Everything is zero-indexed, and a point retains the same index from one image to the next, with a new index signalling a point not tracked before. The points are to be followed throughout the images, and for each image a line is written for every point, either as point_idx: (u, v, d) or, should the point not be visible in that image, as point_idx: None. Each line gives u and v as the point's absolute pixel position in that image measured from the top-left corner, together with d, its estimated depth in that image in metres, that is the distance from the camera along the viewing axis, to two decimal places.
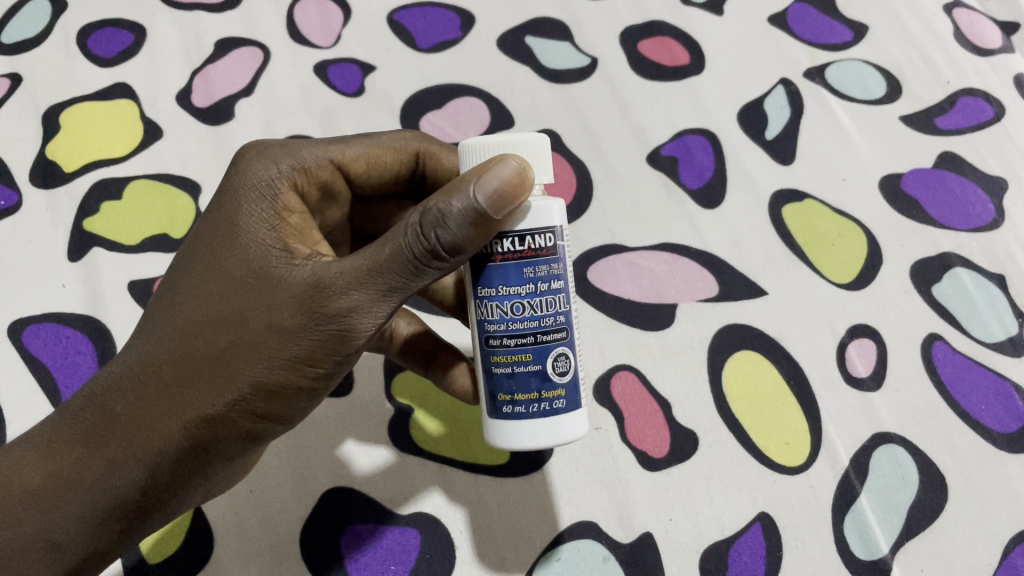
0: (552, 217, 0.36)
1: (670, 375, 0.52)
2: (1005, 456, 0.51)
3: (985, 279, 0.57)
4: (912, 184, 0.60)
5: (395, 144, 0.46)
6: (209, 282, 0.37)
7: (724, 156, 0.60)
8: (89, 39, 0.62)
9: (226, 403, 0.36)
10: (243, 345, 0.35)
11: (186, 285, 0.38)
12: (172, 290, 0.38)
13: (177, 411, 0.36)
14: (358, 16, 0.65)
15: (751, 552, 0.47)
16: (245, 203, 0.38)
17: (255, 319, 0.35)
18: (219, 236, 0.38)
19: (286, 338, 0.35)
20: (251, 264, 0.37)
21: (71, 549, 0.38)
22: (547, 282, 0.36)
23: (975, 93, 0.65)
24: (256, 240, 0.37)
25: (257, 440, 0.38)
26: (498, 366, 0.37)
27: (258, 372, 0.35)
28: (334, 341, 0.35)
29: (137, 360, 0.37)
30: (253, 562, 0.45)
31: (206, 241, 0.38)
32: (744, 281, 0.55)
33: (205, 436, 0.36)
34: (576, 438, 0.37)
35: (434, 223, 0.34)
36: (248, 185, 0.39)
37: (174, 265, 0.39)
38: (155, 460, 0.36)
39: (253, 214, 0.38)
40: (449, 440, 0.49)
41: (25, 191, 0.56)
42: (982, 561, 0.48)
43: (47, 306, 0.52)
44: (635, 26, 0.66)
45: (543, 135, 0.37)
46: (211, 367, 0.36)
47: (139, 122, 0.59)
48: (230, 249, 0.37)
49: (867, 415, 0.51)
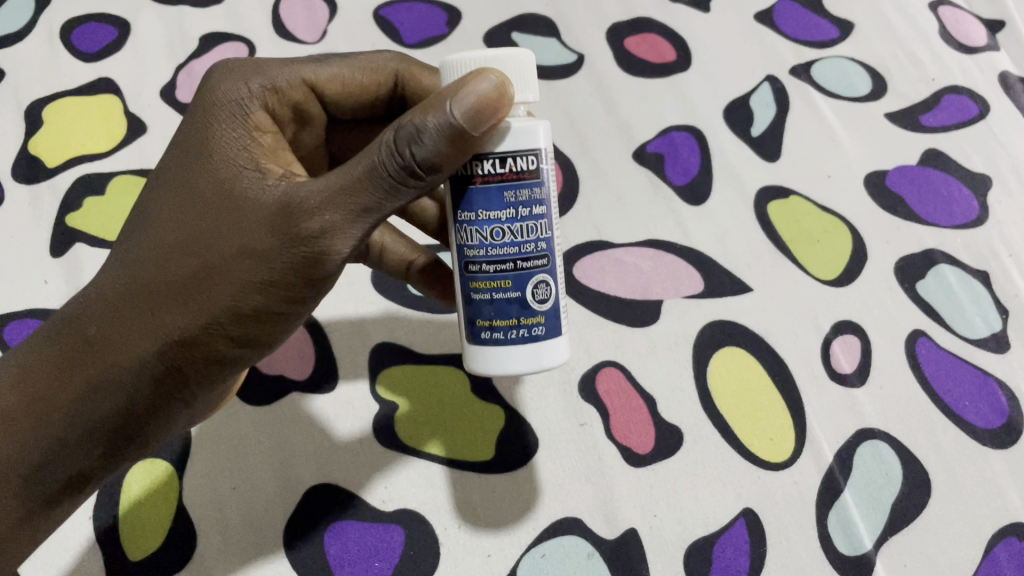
0: (536, 138, 0.36)
1: (654, 371, 0.52)
2: (988, 452, 0.51)
3: (968, 275, 0.57)
4: (897, 181, 0.60)
5: (372, 66, 0.45)
6: (182, 204, 0.36)
7: (710, 153, 0.60)
8: (71, 33, 0.62)
9: (200, 327, 0.36)
10: (217, 268, 0.35)
11: (159, 207, 0.37)
12: (145, 209, 0.38)
13: (152, 333, 0.36)
14: (343, 12, 0.65)
15: (734, 548, 0.47)
16: (216, 122, 0.38)
17: (228, 240, 0.35)
18: (191, 156, 0.37)
19: (259, 260, 0.35)
20: (225, 183, 0.36)
21: (53, 473, 0.38)
22: (528, 208, 0.36)
23: (959, 90, 0.65)
24: (227, 160, 0.36)
25: (233, 365, 0.38)
26: (477, 292, 0.37)
27: (231, 295, 0.35)
28: (306, 263, 0.34)
29: (114, 281, 0.37)
30: (236, 561, 0.44)
31: (178, 161, 0.38)
32: (728, 278, 0.55)
33: (181, 358, 0.36)
34: (557, 365, 0.38)
35: (409, 140, 0.33)
36: (219, 102, 0.38)
37: (147, 187, 0.39)
38: (132, 383, 0.37)
39: (225, 134, 0.37)
40: (432, 434, 0.49)
41: (7, 186, 0.55)
42: (964, 556, 0.48)
43: (28, 302, 0.51)
44: (621, 22, 0.66)
45: (529, 52, 0.37)
46: (184, 287, 0.35)
47: (123, 116, 0.58)
48: (202, 169, 0.37)
49: (851, 411, 0.51)
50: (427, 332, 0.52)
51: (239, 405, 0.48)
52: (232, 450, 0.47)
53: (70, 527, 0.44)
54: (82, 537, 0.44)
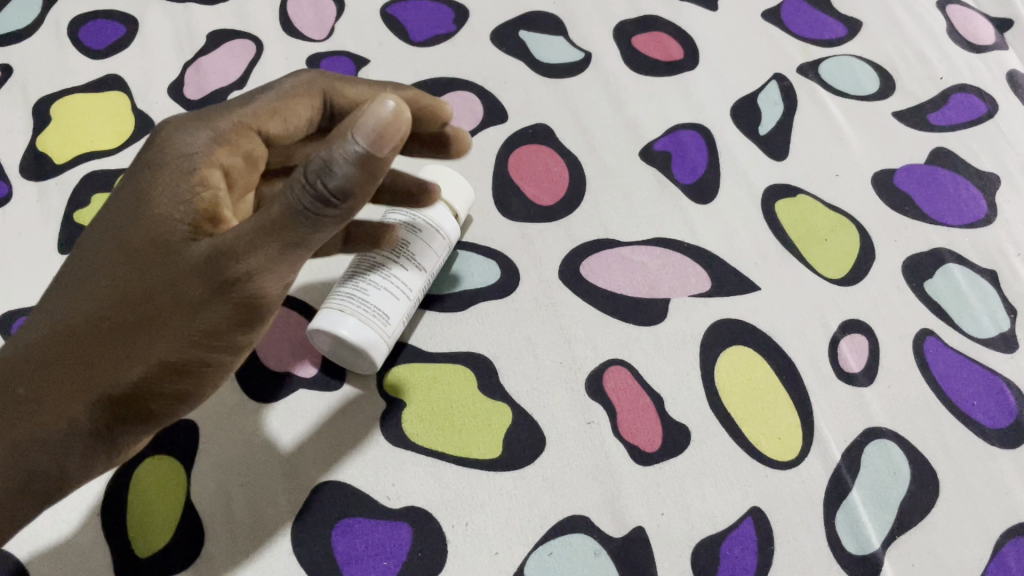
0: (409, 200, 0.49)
1: (662, 369, 0.51)
2: (996, 452, 0.51)
3: (977, 275, 0.57)
4: (905, 180, 0.60)
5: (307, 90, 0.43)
6: (119, 257, 0.37)
7: (716, 152, 0.60)
8: (80, 32, 0.62)
9: (134, 380, 0.36)
10: (152, 320, 0.35)
11: (99, 261, 0.38)
12: (85, 263, 0.38)
13: (86, 389, 0.36)
14: (351, 10, 0.65)
15: (742, 547, 0.47)
16: (153, 174, 0.37)
17: (161, 293, 0.35)
18: (128, 209, 0.37)
19: (191, 310, 0.35)
20: (156, 233, 0.36)
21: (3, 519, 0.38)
22: None
23: (967, 89, 0.65)
24: (158, 213, 0.36)
25: (172, 415, 0.38)
26: None
27: (166, 347, 0.35)
28: (242, 307, 0.35)
29: (51, 333, 0.38)
30: (242, 559, 0.44)
31: (117, 215, 0.38)
32: (736, 277, 0.55)
33: (118, 410, 0.36)
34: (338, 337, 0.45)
35: (318, 171, 0.32)
36: (162, 155, 0.38)
37: (89, 242, 0.39)
38: (66, 438, 0.37)
39: (157, 184, 0.37)
40: (440, 433, 0.48)
41: (15, 182, 0.55)
42: (973, 556, 0.48)
43: (34, 299, 0.51)
44: (627, 21, 0.67)
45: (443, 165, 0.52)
46: (116, 331, 0.36)
47: (131, 113, 0.58)
48: (136, 221, 0.37)
49: (859, 410, 0.51)
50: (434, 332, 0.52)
51: (247, 404, 0.48)
52: (239, 448, 0.47)
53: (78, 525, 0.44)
54: (90, 535, 0.44)
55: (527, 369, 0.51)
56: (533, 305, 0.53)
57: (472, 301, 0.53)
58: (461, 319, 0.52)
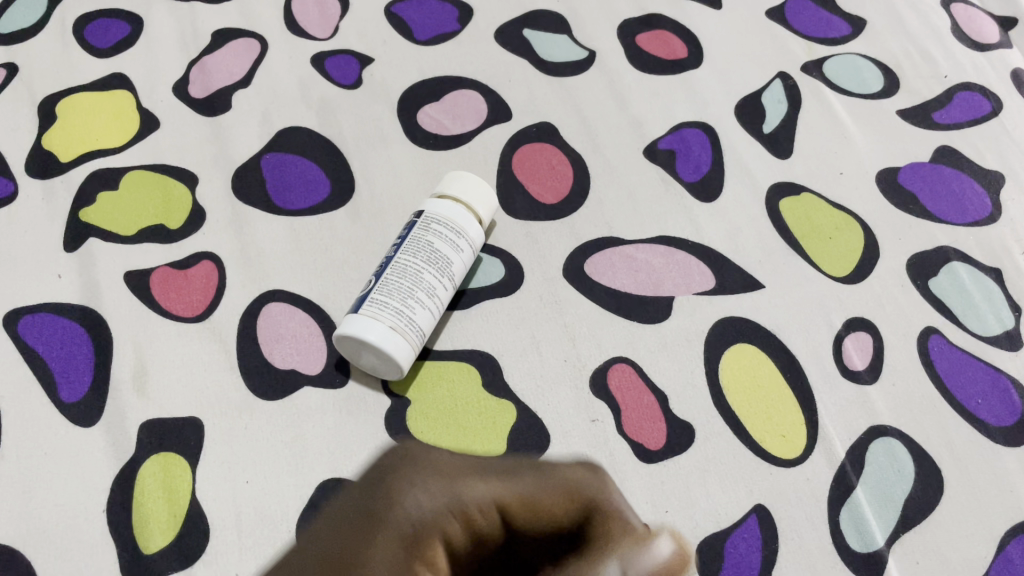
0: (434, 208, 0.50)
1: (666, 367, 0.51)
2: (1000, 450, 0.51)
3: (981, 273, 0.57)
4: (909, 178, 0.60)
5: (572, 492, 0.45)
6: (327, 562, 0.42)
7: (721, 150, 0.60)
8: (86, 31, 0.62)
9: None
10: None
11: (315, 535, 0.44)
12: (323, 529, 0.44)
13: None
14: (355, 9, 0.65)
15: (746, 545, 0.47)
16: (404, 495, 0.43)
17: None
18: (373, 520, 0.42)
19: None
20: (342, 548, 0.42)
21: None
22: (401, 243, 0.49)
23: (972, 87, 0.65)
24: (395, 528, 0.41)
25: None
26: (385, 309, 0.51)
27: None
28: None
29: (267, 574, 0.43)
30: (249, 555, 0.44)
31: (356, 510, 0.44)
32: (741, 275, 0.55)
33: None
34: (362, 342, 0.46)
35: None
36: (397, 511, 0.42)
37: (332, 505, 0.45)
38: None
39: (407, 500, 0.42)
40: (445, 430, 0.49)
41: (20, 179, 0.55)
42: (978, 554, 0.48)
43: (40, 297, 0.51)
44: (632, 20, 0.67)
45: (467, 172, 0.52)
46: None
47: (136, 111, 0.59)
48: (379, 535, 0.42)
49: (863, 408, 0.51)
50: (439, 329, 0.52)
51: (253, 402, 0.48)
52: (246, 446, 0.47)
53: (85, 521, 0.44)
54: (96, 532, 0.44)
55: (532, 367, 0.51)
56: (538, 303, 0.53)
57: (477, 299, 0.53)
58: (466, 317, 0.52)
